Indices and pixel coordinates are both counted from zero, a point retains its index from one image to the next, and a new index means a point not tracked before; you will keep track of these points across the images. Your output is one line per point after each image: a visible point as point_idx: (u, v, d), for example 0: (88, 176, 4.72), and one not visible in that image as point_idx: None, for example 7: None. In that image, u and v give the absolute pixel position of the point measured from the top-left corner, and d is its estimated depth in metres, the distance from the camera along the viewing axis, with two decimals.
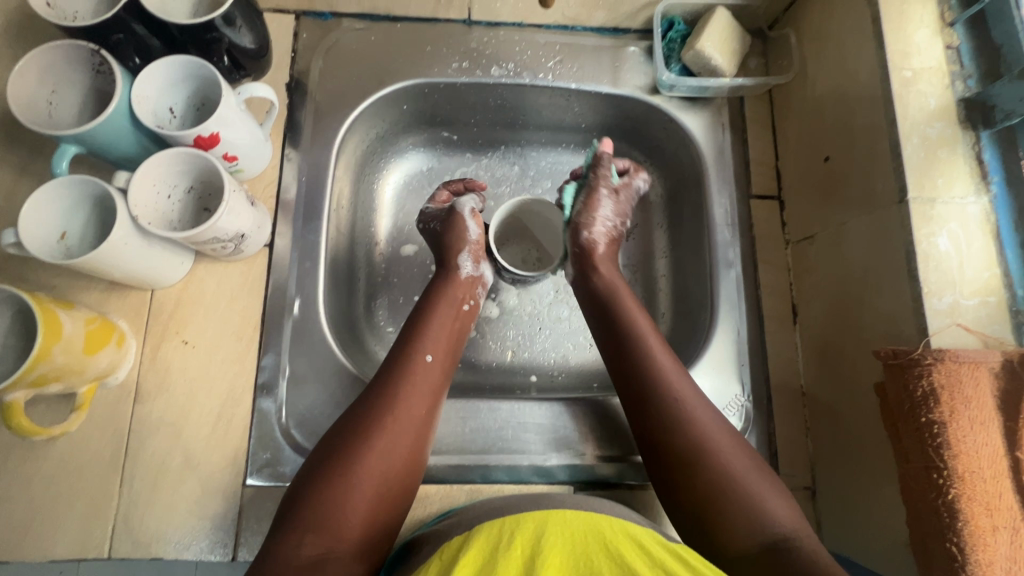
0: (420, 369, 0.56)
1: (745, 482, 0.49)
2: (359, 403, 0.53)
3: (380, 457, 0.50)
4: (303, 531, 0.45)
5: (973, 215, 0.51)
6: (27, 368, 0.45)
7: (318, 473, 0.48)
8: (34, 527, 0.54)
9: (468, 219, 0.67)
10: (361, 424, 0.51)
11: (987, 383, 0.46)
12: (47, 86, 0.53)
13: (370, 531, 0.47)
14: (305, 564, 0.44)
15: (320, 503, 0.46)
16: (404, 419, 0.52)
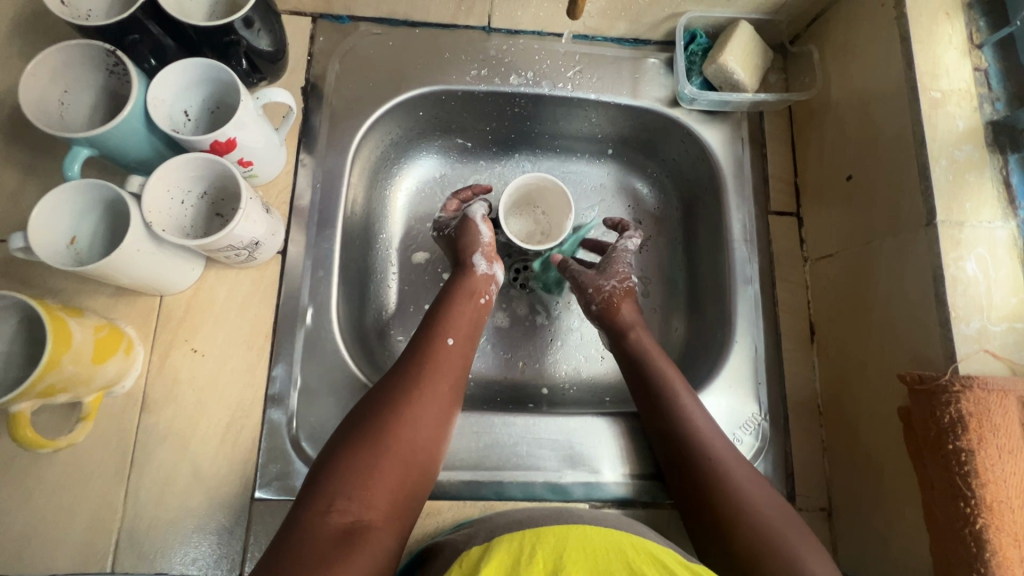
0: (443, 348, 0.57)
1: (778, 536, 0.48)
2: (384, 380, 0.54)
3: (408, 430, 0.50)
4: (333, 499, 0.45)
5: (1002, 239, 0.51)
6: (34, 378, 0.43)
7: (346, 445, 0.48)
8: (36, 539, 0.52)
9: (479, 223, 0.68)
10: (386, 400, 0.52)
11: (1015, 412, 0.46)
12: (59, 86, 0.52)
13: (396, 505, 0.47)
14: (335, 532, 0.43)
15: (349, 472, 0.46)
16: (429, 398, 0.53)
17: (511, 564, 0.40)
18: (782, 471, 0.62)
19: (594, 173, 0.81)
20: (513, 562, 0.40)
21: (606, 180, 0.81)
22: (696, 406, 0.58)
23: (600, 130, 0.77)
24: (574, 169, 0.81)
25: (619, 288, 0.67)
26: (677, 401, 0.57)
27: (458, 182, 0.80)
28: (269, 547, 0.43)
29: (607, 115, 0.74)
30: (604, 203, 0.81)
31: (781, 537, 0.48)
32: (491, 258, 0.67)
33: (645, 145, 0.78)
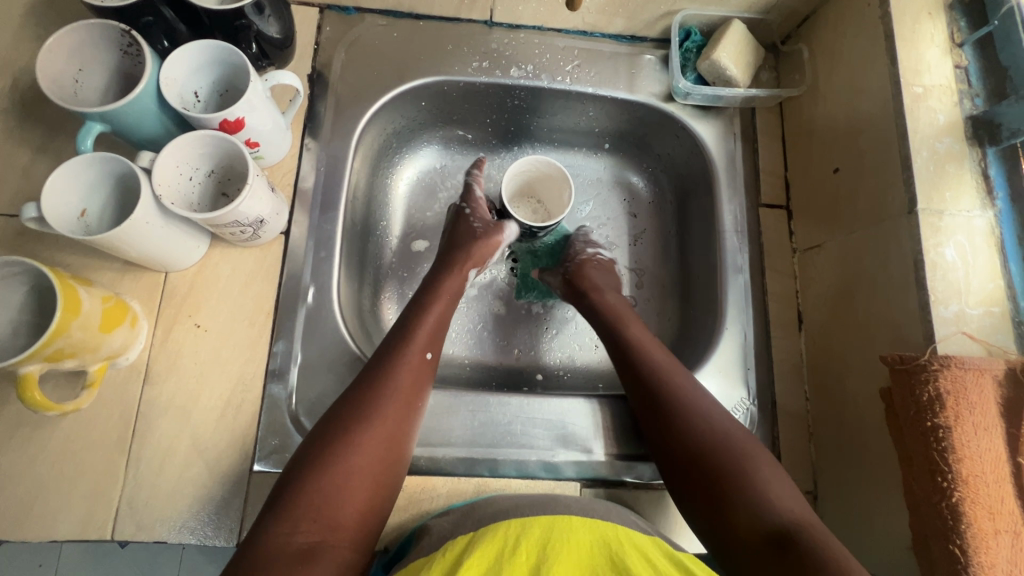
0: (413, 363, 0.56)
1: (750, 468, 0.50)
2: (348, 393, 0.53)
3: (376, 448, 0.50)
4: (297, 522, 0.44)
5: (979, 227, 0.53)
6: (43, 343, 0.44)
7: (309, 462, 0.48)
8: (39, 505, 0.53)
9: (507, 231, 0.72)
10: (351, 415, 0.51)
11: (990, 390, 0.48)
12: (74, 65, 0.53)
13: (359, 523, 0.47)
14: (298, 554, 0.43)
15: (315, 494, 0.46)
16: (397, 413, 0.53)
17: (494, 557, 0.42)
18: (769, 453, 0.64)
19: (590, 167, 0.84)
20: (497, 554, 0.42)
21: (602, 174, 0.84)
22: (691, 383, 0.58)
23: (597, 124, 0.79)
24: (571, 163, 0.84)
25: (577, 261, 0.73)
26: (681, 398, 0.56)
27: (458, 172, 0.82)
28: (227, 567, 0.42)
29: (603, 109, 0.76)
30: (599, 195, 0.83)
31: (752, 468, 0.50)
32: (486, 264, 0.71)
33: (640, 139, 0.80)
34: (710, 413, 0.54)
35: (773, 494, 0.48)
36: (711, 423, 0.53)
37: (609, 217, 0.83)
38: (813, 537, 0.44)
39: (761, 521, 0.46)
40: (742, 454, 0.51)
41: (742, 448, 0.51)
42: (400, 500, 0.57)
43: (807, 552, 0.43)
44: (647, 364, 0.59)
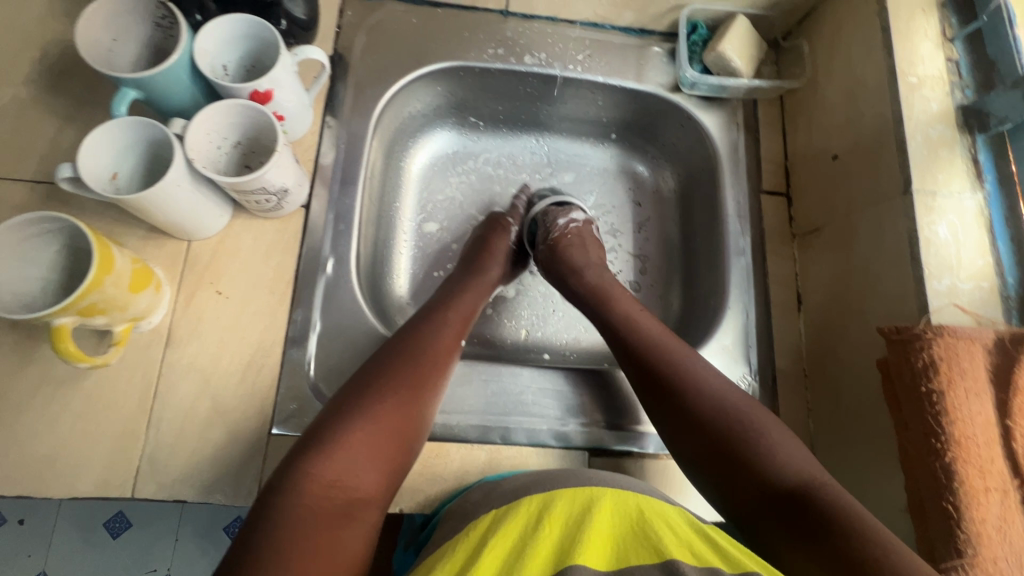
0: (450, 341, 0.59)
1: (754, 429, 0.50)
2: (381, 358, 0.54)
3: (416, 417, 0.51)
4: (338, 474, 0.45)
5: (970, 208, 0.56)
6: (79, 295, 0.46)
7: (348, 413, 0.48)
8: (60, 462, 0.54)
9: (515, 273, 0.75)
10: (387, 376, 0.52)
11: (981, 358, 0.50)
12: (110, 34, 0.55)
13: (385, 480, 0.48)
14: (337, 505, 0.44)
15: (357, 450, 0.47)
16: (435, 387, 0.54)
17: (519, 534, 0.45)
18: None
19: (596, 156, 0.86)
20: (521, 530, 0.45)
21: (608, 164, 0.87)
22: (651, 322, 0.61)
23: (605, 113, 0.82)
24: (579, 152, 0.86)
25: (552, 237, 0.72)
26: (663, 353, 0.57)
27: (470, 158, 0.85)
28: (260, 506, 0.43)
29: (612, 98, 0.79)
30: (605, 184, 0.86)
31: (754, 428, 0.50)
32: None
33: (646, 129, 0.83)
34: (719, 389, 0.53)
35: (782, 459, 0.48)
36: (717, 395, 0.52)
37: (615, 205, 0.85)
38: (828, 499, 0.44)
39: (773, 482, 0.47)
40: (747, 423, 0.50)
41: (737, 411, 0.51)
42: (415, 464, 0.59)
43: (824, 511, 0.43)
44: (637, 333, 0.59)
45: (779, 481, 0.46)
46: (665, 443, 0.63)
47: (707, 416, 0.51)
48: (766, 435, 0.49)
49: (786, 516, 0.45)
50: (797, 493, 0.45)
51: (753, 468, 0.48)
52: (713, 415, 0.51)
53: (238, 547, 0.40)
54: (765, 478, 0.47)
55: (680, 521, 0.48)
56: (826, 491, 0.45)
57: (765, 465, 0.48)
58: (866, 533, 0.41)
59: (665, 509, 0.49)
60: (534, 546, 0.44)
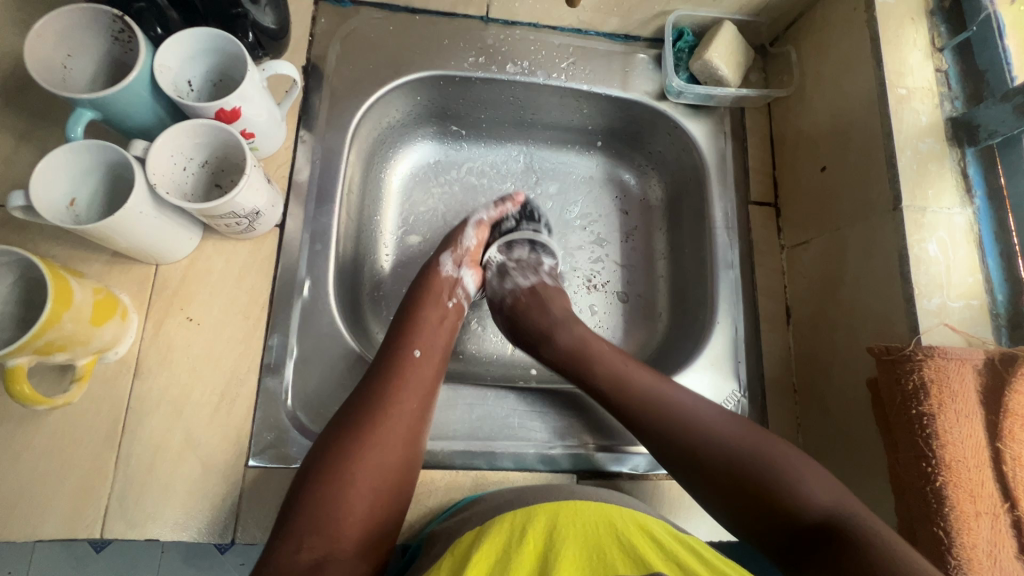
0: (403, 366, 0.55)
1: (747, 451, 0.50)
2: (348, 404, 0.52)
3: (374, 461, 0.48)
4: (301, 537, 0.44)
5: (960, 224, 0.55)
6: (34, 335, 0.43)
7: (315, 474, 0.47)
8: (24, 503, 0.52)
9: (469, 227, 0.69)
10: (354, 427, 0.49)
11: (971, 379, 0.50)
12: (63, 49, 0.52)
13: (362, 534, 0.47)
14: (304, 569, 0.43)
15: (316, 509, 0.45)
16: (395, 424, 0.51)
17: (503, 548, 0.45)
18: None
19: (582, 164, 0.84)
20: (504, 549, 0.45)
21: (594, 172, 0.85)
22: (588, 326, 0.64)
23: (590, 121, 0.80)
24: (564, 160, 0.84)
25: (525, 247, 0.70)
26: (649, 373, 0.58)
27: (452, 169, 0.82)
28: None
29: (597, 106, 0.77)
30: (592, 193, 0.84)
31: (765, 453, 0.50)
32: (462, 261, 0.67)
33: (633, 137, 0.81)
34: (723, 430, 0.52)
35: (807, 492, 0.47)
36: (724, 438, 0.51)
37: (601, 214, 0.83)
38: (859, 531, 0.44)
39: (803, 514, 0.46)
40: (761, 462, 0.49)
41: (743, 437, 0.51)
42: None
43: (855, 543, 0.43)
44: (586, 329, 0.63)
45: (809, 515, 0.46)
46: (656, 463, 0.62)
47: (715, 449, 0.51)
48: (784, 466, 0.49)
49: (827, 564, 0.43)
50: (827, 528, 0.45)
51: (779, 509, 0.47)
52: (719, 451, 0.51)
53: None
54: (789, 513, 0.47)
55: (664, 532, 0.48)
56: (856, 528, 0.44)
57: (790, 494, 0.47)
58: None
59: (648, 519, 0.48)
60: (517, 561, 0.44)
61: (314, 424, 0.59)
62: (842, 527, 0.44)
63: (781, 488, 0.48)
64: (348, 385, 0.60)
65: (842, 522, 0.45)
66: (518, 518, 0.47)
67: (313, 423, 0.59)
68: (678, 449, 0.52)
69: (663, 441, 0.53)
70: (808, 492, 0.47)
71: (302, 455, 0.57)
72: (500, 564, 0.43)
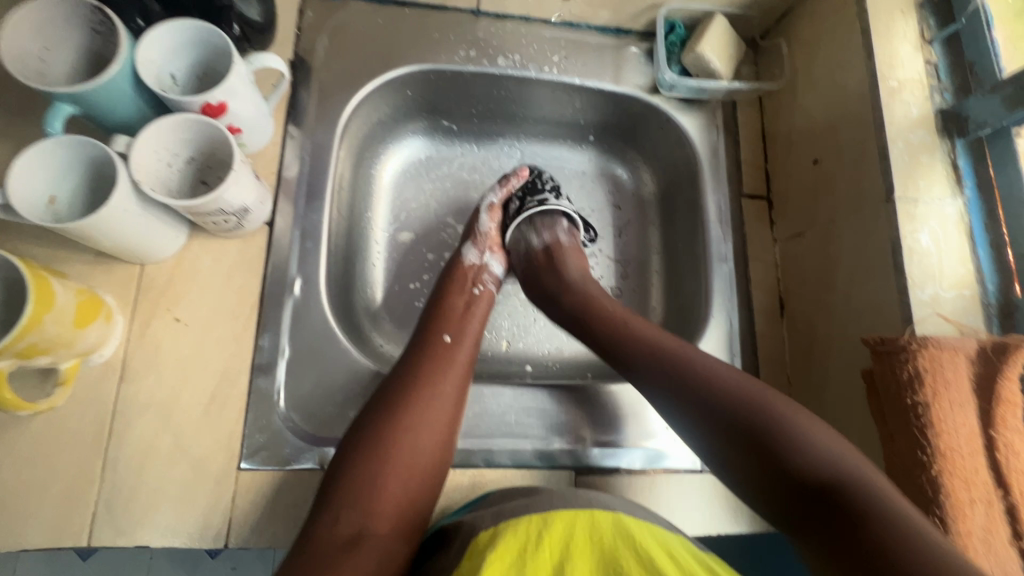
0: (433, 348, 0.58)
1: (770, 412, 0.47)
2: (384, 388, 0.54)
3: (410, 438, 0.51)
4: (338, 512, 0.46)
5: (951, 215, 0.56)
6: (16, 336, 0.42)
7: (353, 451, 0.49)
8: (7, 511, 0.50)
9: (483, 213, 0.72)
10: (392, 406, 0.52)
11: (964, 368, 0.50)
12: (40, 42, 0.50)
13: (399, 511, 0.48)
14: (343, 541, 0.44)
15: (352, 484, 0.47)
16: (427, 403, 0.53)
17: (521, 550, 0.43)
18: None
19: (575, 159, 0.84)
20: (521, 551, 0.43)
21: (587, 167, 0.84)
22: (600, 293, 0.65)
23: (583, 115, 0.80)
24: (556, 155, 0.84)
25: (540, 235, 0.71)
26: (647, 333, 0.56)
27: (444, 164, 0.81)
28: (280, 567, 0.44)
29: (590, 100, 0.77)
30: (585, 187, 0.83)
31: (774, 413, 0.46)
32: (486, 248, 0.71)
33: (626, 131, 0.81)
34: (731, 384, 0.49)
35: (810, 451, 0.43)
36: (731, 391, 0.49)
37: (594, 209, 0.83)
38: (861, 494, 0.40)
39: (807, 472, 0.42)
40: (768, 419, 0.46)
41: (754, 395, 0.48)
42: None
43: (858, 506, 0.39)
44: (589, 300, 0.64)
45: (809, 475, 0.42)
46: (653, 458, 0.62)
47: (719, 405, 0.48)
48: (791, 427, 0.45)
49: (828, 526, 0.39)
50: (829, 490, 0.41)
51: (779, 467, 0.44)
52: (724, 406, 0.48)
53: None
54: (784, 471, 0.43)
55: (685, 553, 0.45)
56: (860, 492, 0.40)
57: (793, 454, 0.44)
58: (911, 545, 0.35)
59: (669, 541, 0.46)
60: (533, 567, 0.42)
61: (307, 424, 0.58)
62: (844, 489, 0.40)
63: (779, 448, 0.44)
64: (341, 385, 0.59)
65: (845, 484, 0.41)
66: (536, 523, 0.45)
67: (307, 424, 0.58)
68: (684, 402, 0.50)
69: (671, 390, 0.51)
70: (818, 450, 0.44)
71: (296, 457, 0.56)
72: (516, 568, 0.41)
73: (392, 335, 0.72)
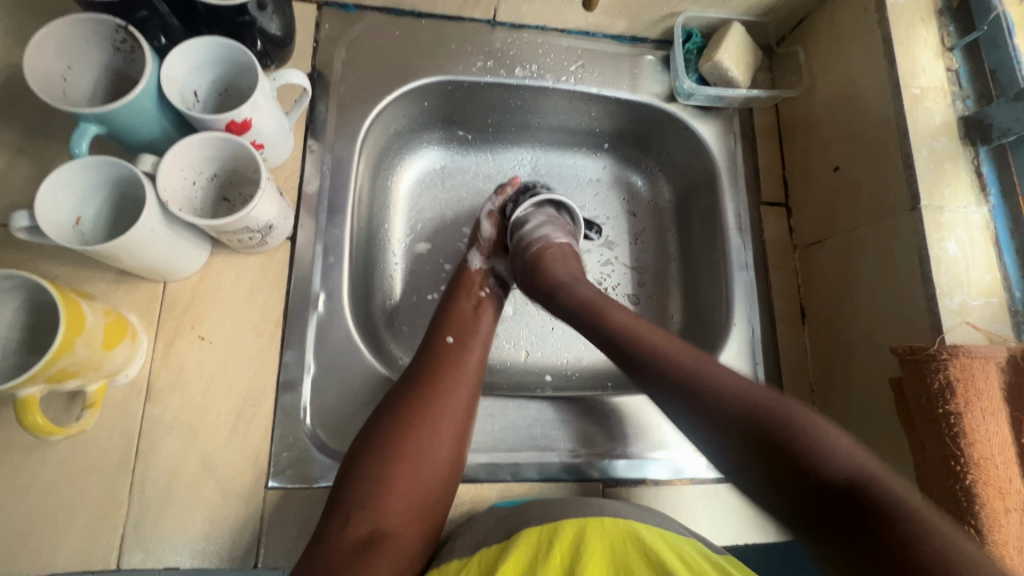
0: (435, 348, 0.58)
1: (773, 407, 0.42)
2: (393, 392, 0.55)
3: (417, 441, 0.51)
4: (350, 512, 0.47)
5: (976, 222, 0.56)
6: (47, 362, 0.41)
7: (364, 455, 0.50)
8: (35, 536, 0.50)
9: (482, 220, 0.72)
10: (400, 411, 0.52)
11: (995, 376, 0.50)
12: (63, 62, 0.49)
13: (411, 511, 0.49)
14: (356, 541, 0.46)
15: (362, 485, 0.48)
16: (433, 406, 0.53)
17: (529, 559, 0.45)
18: None
19: (590, 167, 0.84)
20: (533, 557, 0.45)
21: (602, 174, 0.84)
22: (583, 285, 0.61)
23: (598, 123, 0.79)
24: (571, 163, 0.83)
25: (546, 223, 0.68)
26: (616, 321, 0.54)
27: (458, 174, 0.81)
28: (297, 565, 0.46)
29: (605, 109, 0.77)
30: (600, 195, 0.83)
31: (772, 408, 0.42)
32: (490, 253, 0.70)
33: (641, 139, 0.81)
34: (727, 379, 0.46)
35: (824, 441, 0.40)
36: (729, 386, 0.45)
37: (610, 217, 0.83)
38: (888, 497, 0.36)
39: (819, 472, 0.38)
40: (777, 416, 0.42)
41: (758, 399, 0.43)
42: None
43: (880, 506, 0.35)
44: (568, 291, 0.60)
45: (830, 476, 0.38)
46: (678, 469, 0.62)
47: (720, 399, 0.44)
48: (805, 421, 0.41)
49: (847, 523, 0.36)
50: (852, 492, 0.37)
51: (791, 465, 0.40)
52: (724, 404, 0.44)
53: None
54: (800, 468, 0.39)
55: (695, 555, 0.46)
56: (882, 491, 0.36)
57: (806, 450, 0.40)
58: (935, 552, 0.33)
59: (679, 544, 0.47)
60: (545, 572, 0.44)
61: (333, 441, 0.57)
62: (869, 490, 0.36)
63: (793, 438, 0.40)
64: (366, 401, 0.59)
65: (863, 487, 0.37)
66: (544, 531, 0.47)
67: (333, 440, 0.57)
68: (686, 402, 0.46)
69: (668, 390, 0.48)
70: (837, 455, 0.39)
71: (324, 474, 0.55)
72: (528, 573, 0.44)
73: (412, 348, 0.72)
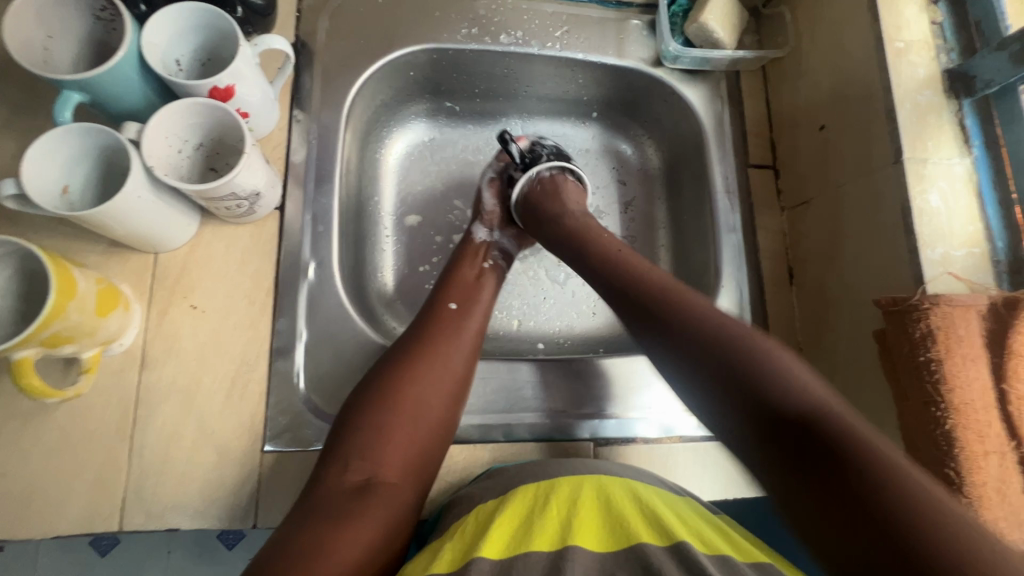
0: (440, 313, 0.59)
1: (753, 345, 0.45)
2: (391, 353, 0.55)
3: (414, 398, 0.52)
4: (346, 460, 0.48)
5: (959, 174, 0.56)
6: (40, 325, 0.42)
7: (363, 410, 0.51)
8: (37, 501, 0.51)
9: (484, 190, 0.73)
10: (400, 369, 0.53)
11: (977, 324, 0.51)
12: (43, 30, 0.49)
13: (408, 465, 0.50)
14: (351, 488, 0.47)
15: (358, 437, 0.49)
16: (432, 368, 0.54)
17: (526, 513, 0.46)
18: None
19: (580, 137, 0.84)
20: (529, 514, 0.46)
21: (591, 144, 0.84)
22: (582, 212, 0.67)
23: (586, 91, 0.79)
24: (560, 131, 0.83)
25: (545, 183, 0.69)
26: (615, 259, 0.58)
27: (448, 146, 0.81)
28: (290, 510, 0.46)
29: (593, 75, 0.76)
30: (589, 165, 0.83)
31: (749, 340, 0.46)
32: (492, 226, 0.71)
33: (630, 106, 0.81)
34: (727, 325, 0.47)
35: (794, 387, 0.42)
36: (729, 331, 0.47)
37: (599, 185, 0.83)
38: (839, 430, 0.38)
39: (785, 405, 0.41)
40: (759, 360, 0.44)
41: (733, 339, 0.46)
42: None
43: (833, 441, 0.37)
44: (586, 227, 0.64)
45: (784, 409, 0.41)
46: (667, 427, 0.63)
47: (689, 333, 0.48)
48: (773, 360, 0.44)
49: (802, 462, 0.38)
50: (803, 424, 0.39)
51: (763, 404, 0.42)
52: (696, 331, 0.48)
53: (270, 545, 0.43)
54: (766, 408, 0.42)
55: (693, 515, 0.47)
56: (837, 428, 0.38)
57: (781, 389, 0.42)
58: (888, 478, 0.34)
59: (678, 505, 0.48)
60: (541, 523, 0.45)
61: (327, 405, 0.58)
62: (820, 424, 0.39)
63: (756, 377, 0.43)
64: (358, 367, 0.60)
65: (824, 418, 0.39)
66: (541, 488, 0.48)
67: (327, 405, 0.58)
68: (683, 356, 0.48)
69: (672, 346, 0.49)
70: (801, 388, 0.42)
71: (319, 437, 0.56)
72: (523, 528, 0.44)
73: (404, 317, 0.72)
